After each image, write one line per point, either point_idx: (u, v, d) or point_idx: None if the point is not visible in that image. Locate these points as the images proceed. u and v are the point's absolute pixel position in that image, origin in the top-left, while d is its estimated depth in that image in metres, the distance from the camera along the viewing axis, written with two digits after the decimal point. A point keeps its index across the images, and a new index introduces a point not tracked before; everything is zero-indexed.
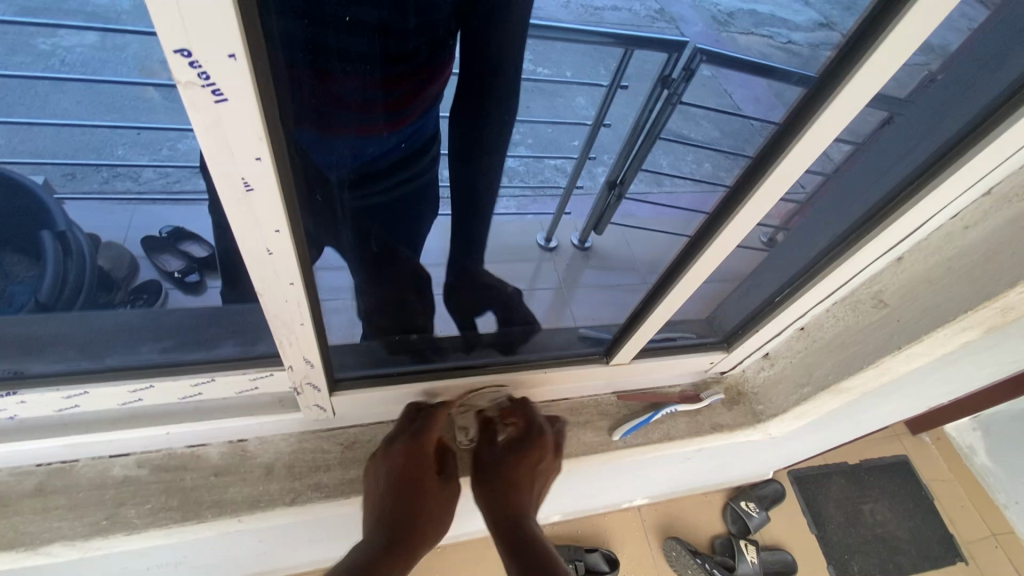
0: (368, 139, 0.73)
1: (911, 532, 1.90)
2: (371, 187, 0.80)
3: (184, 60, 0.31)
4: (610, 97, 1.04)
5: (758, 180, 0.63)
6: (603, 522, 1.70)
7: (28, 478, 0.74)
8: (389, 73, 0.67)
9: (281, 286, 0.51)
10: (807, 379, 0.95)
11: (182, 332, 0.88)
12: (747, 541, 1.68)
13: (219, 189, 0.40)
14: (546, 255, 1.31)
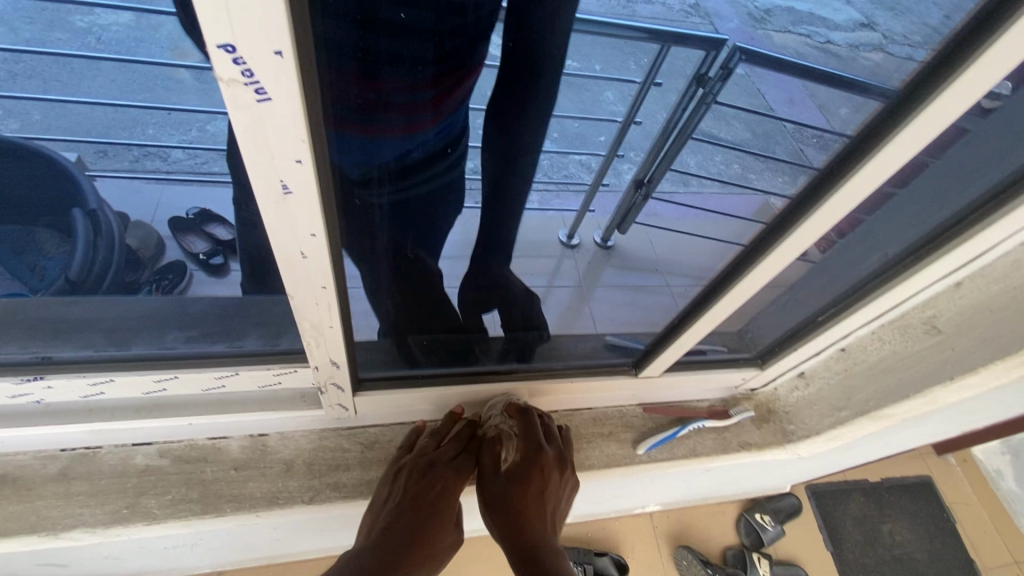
0: (407, 140, 0.71)
1: (930, 555, 1.85)
2: (405, 186, 0.78)
3: (228, 56, 0.29)
4: (642, 94, 1.00)
5: (823, 194, 0.59)
6: (613, 526, 1.68)
7: (52, 462, 0.74)
8: (435, 74, 0.64)
9: (313, 290, 0.49)
10: (845, 403, 0.91)
11: (207, 321, 0.87)
12: (760, 555, 1.65)
13: (255, 191, 0.38)
14: (568, 252, 1.28)
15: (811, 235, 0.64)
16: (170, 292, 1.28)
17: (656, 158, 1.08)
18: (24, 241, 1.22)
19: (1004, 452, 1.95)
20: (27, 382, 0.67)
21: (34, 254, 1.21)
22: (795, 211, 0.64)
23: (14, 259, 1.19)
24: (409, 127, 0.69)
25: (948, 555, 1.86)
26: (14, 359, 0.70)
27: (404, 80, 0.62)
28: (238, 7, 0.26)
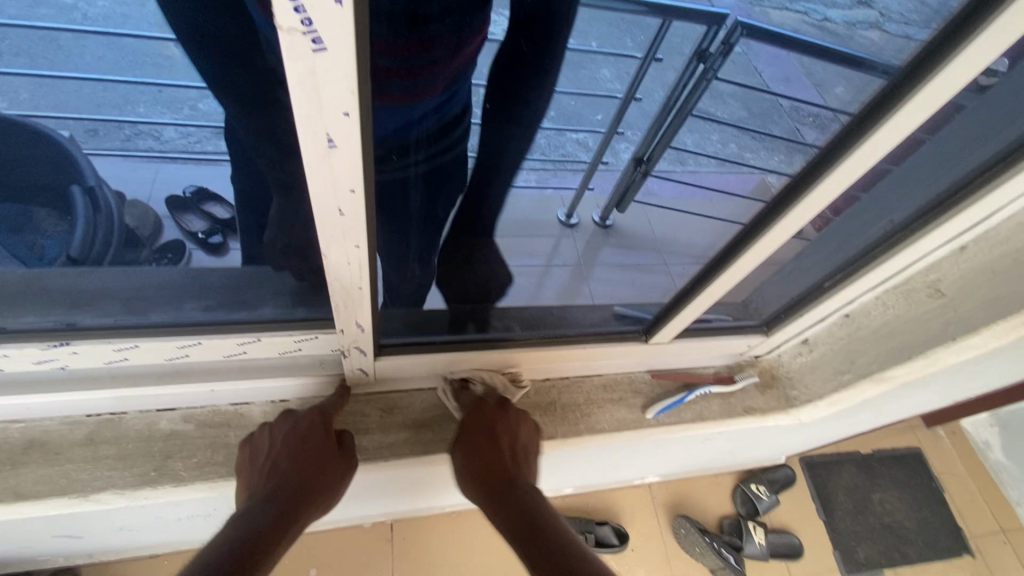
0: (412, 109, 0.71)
1: (920, 523, 1.91)
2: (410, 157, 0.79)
3: (289, 3, 0.29)
4: (643, 70, 0.96)
5: (832, 164, 0.60)
6: (613, 497, 1.73)
7: (78, 428, 0.75)
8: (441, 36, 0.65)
9: (347, 248, 0.51)
10: (847, 367, 0.94)
11: (223, 291, 0.88)
12: (756, 524, 1.71)
13: (302, 144, 0.39)
14: (566, 232, 1.31)
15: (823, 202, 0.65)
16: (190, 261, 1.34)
17: (655, 137, 1.08)
18: (21, 216, 1.17)
19: (993, 424, 2.02)
20: (53, 347, 0.68)
21: (31, 230, 1.16)
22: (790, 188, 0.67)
23: (11, 237, 1.13)
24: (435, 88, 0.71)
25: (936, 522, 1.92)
26: (43, 324, 0.71)
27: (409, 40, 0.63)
28: None
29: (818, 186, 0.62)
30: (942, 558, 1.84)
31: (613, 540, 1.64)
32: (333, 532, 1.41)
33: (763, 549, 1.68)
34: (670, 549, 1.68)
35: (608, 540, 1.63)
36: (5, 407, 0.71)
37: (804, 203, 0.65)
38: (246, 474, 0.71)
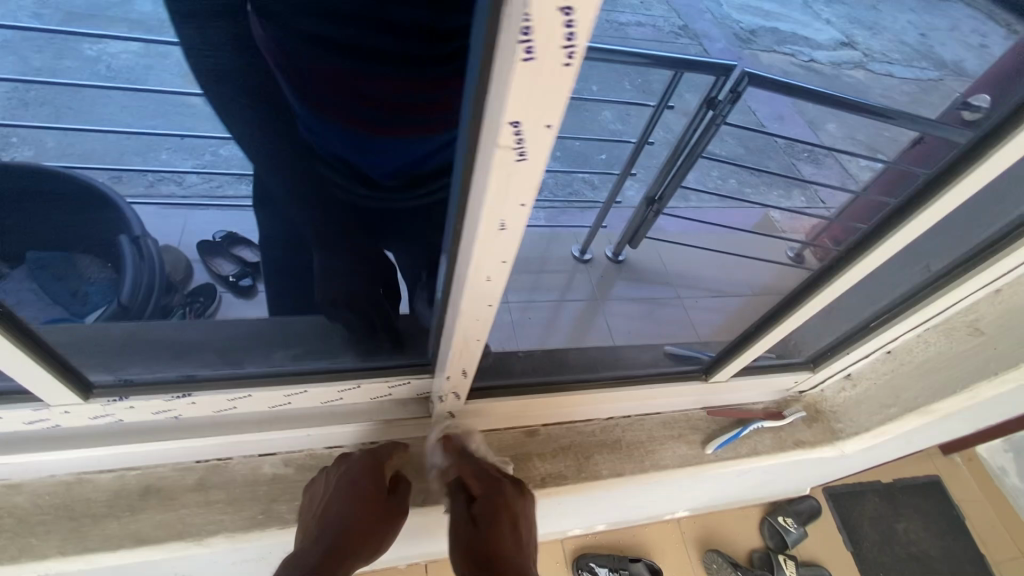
0: (419, 148, 0.83)
1: (943, 551, 1.94)
2: (414, 193, 0.91)
3: (511, 129, 0.37)
4: (656, 116, 1.12)
5: (895, 229, 0.68)
6: (643, 533, 1.75)
7: (189, 473, 0.80)
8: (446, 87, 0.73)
9: (481, 309, 0.57)
10: (893, 401, 1.00)
11: (310, 340, 0.95)
12: (786, 557, 1.71)
13: (476, 228, 0.46)
14: (580, 265, 1.58)
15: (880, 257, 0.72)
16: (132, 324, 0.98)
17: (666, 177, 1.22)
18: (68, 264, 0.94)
19: (1007, 450, 2.04)
20: (175, 398, 0.74)
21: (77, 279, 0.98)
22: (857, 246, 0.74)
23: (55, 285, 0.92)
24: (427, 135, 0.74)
25: (959, 551, 1.96)
26: (163, 375, 0.77)
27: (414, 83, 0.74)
28: (537, 95, 0.35)
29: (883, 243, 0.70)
30: None
31: None
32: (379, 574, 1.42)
33: None
34: None
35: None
36: (124, 456, 0.77)
37: (865, 261, 0.73)
38: (305, 518, 0.75)
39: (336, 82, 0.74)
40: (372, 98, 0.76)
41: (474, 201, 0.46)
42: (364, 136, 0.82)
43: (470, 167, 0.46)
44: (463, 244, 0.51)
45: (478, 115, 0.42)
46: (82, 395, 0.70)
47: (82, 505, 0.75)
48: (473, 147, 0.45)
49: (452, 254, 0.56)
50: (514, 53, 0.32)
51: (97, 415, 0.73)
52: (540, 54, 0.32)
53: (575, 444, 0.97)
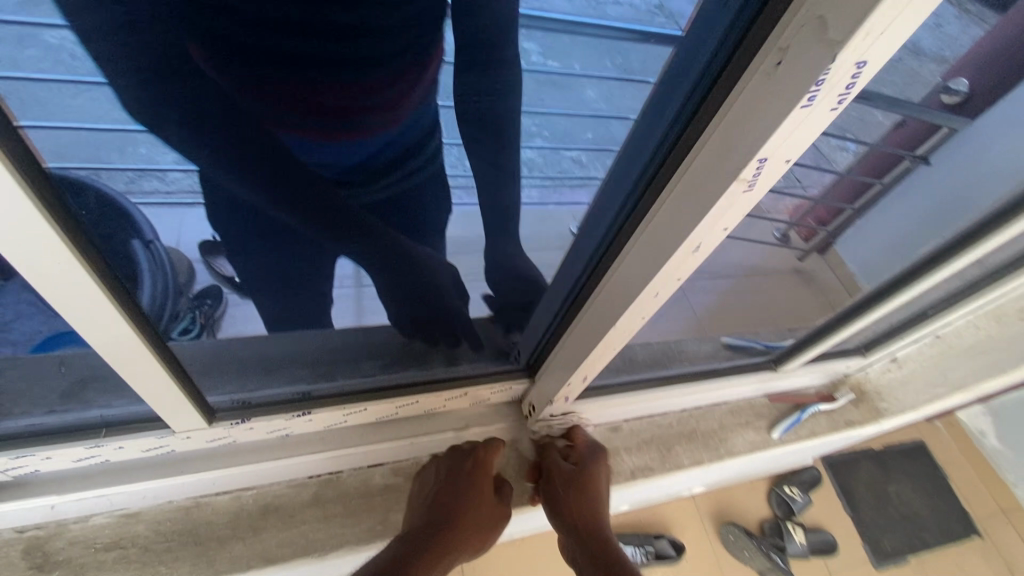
0: (377, 140, 0.65)
1: (931, 508, 1.78)
2: (373, 187, 0.72)
3: (755, 165, 0.39)
4: None
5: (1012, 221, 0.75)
6: (663, 509, 1.60)
7: (303, 489, 0.81)
8: (408, 67, 0.58)
9: (636, 319, 0.61)
10: (940, 380, 1.10)
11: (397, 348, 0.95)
12: (794, 524, 1.60)
13: (672, 249, 0.50)
14: None
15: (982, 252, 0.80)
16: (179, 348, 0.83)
17: None
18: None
19: None
20: (295, 417, 0.74)
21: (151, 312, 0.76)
22: (950, 247, 0.84)
23: None
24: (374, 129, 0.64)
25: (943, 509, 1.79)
26: (276, 393, 0.78)
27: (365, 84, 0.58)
28: (793, 137, 0.37)
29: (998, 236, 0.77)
30: (951, 544, 1.73)
31: (671, 552, 1.51)
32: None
33: (806, 548, 1.57)
34: (722, 566, 1.54)
35: (666, 552, 1.51)
36: (240, 477, 0.77)
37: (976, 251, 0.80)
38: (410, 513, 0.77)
39: (269, 101, 0.58)
40: (314, 105, 0.59)
41: (673, 223, 0.49)
42: (308, 146, 0.64)
43: (668, 189, 0.49)
44: (640, 261, 0.55)
45: (694, 142, 0.45)
46: (207, 421, 0.69)
47: (206, 528, 0.75)
48: (676, 171, 0.48)
49: (614, 264, 0.60)
50: (793, 101, 0.35)
51: (217, 438, 0.72)
52: (818, 101, 0.34)
53: (656, 437, 1.02)
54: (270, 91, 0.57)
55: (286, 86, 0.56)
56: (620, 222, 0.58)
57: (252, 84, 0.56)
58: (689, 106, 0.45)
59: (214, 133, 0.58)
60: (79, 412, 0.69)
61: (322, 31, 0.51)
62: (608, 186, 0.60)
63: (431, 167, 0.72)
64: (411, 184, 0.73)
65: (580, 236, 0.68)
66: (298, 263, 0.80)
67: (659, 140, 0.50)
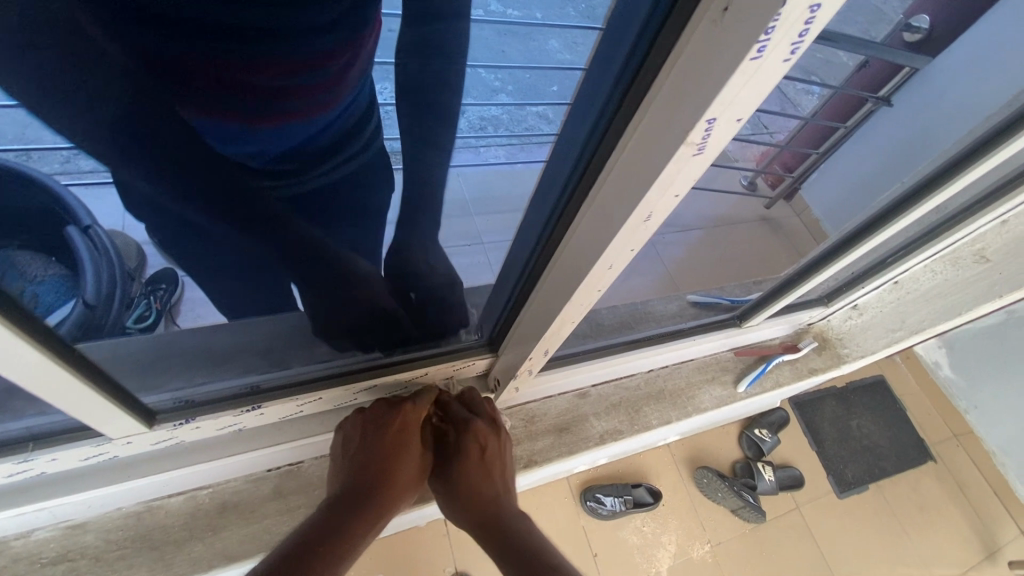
0: (307, 128, 0.60)
1: (890, 440, 1.83)
2: (304, 176, 0.68)
3: (704, 126, 0.36)
4: None
5: (970, 167, 0.74)
6: (637, 459, 1.59)
7: (263, 483, 0.81)
8: (340, 49, 0.53)
9: (591, 292, 0.59)
10: (899, 325, 1.12)
11: None
12: (764, 463, 1.62)
13: (623, 220, 0.46)
14: None
15: (936, 202, 0.80)
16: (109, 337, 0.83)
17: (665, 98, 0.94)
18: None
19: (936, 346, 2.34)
20: (245, 413, 0.72)
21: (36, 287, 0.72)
22: (908, 198, 0.83)
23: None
24: (304, 114, 0.59)
25: (905, 439, 1.85)
26: (222, 387, 0.73)
27: (293, 67, 0.52)
28: (744, 93, 0.34)
29: (953, 184, 0.76)
30: (911, 466, 1.80)
31: (648, 500, 1.51)
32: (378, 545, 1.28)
33: (775, 484, 1.59)
34: (696, 502, 1.56)
35: (644, 500, 1.51)
36: (193, 477, 0.75)
37: (934, 198, 0.79)
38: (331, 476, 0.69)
39: (185, 87, 0.50)
40: (236, 91, 0.52)
41: (624, 191, 0.45)
42: (232, 136, 0.58)
43: (616, 157, 0.46)
44: (594, 231, 0.52)
45: (643, 99, 0.41)
46: (147, 424, 0.64)
47: (160, 533, 0.75)
48: (626, 130, 0.44)
49: (570, 230, 0.57)
50: (740, 53, 0.31)
51: (161, 440, 0.68)
52: (769, 52, 0.31)
53: (625, 399, 1.03)
54: (184, 77, 0.49)
55: (203, 70, 0.49)
56: (570, 183, 0.55)
57: (162, 72, 0.48)
58: (634, 57, 0.41)
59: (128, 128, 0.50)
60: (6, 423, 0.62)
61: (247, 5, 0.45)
62: (561, 145, 0.56)
63: (365, 155, 0.69)
64: (341, 174, 0.70)
65: (534, 199, 0.64)
66: (220, 248, 0.73)
67: (607, 95, 0.46)
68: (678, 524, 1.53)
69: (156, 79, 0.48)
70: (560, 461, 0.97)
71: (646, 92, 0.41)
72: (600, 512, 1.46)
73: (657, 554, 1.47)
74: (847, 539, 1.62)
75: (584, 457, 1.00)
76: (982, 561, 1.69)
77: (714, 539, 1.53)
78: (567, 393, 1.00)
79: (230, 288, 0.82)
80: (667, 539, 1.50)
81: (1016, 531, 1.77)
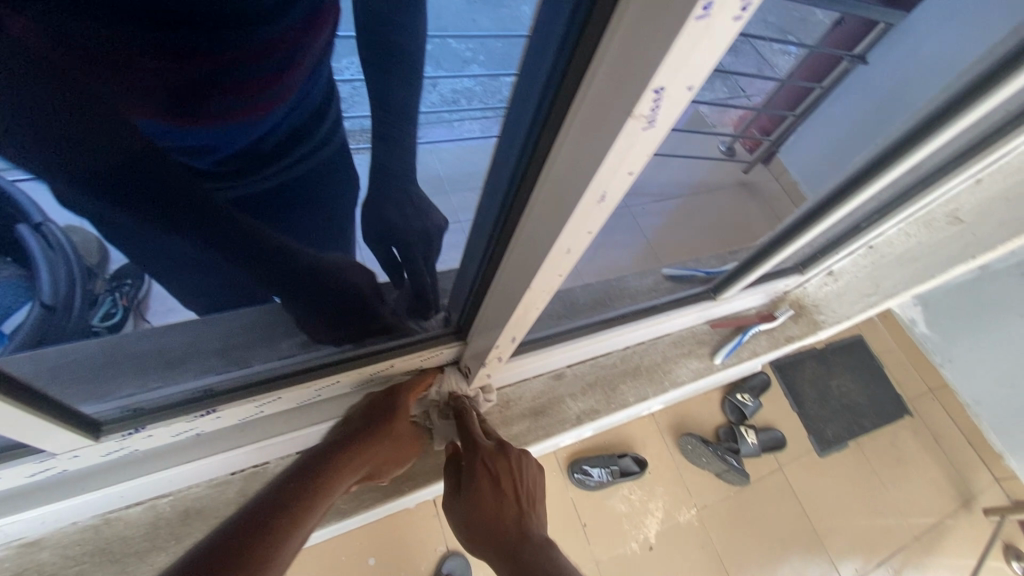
0: (258, 124, 0.57)
1: (869, 397, 1.85)
2: (252, 174, 0.64)
3: (652, 96, 0.32)
4: None
5: (944, 127, 0.71)
6: (622, 429, 1.59)
7: (228, 487, 0.81)
8: (292, 37, 0.50)
9: (551, 278, 0.56)
10: (874, 289, 1.13)
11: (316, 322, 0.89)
12: (747, 427, 1.63)
13: (575, 201, 0.43)
14: None
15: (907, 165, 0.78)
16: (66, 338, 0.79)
17: None
18: None
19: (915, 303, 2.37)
20: (198, 418, 0.69)
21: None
22: (878, 162, 0.81)
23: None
24: (255, 111, 0.55)
25: (885, 396, 1.88)
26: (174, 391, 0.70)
27: (244, 55, 0.49)
28: (693, 58, 0.30)
29: (928, 143, 0.74)
30: (890, 422, 1.83)
31: (634, 469, 1.51)
32: (359, 530, 1.24)
33: (758, 447, 1.60)
34: (681, 469, 1.57)
35: (630, 470, 1.51)
36: (151, 486, 0.73)
37: (907, 159, 0.77)
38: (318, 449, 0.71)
39: (126, 84, 0.46)
40: (182, 85, 0.48)
41: (576, 169, 0.42)
42: (179, 137, 0.54)
43: (563, 135, 0.43)
44: (548, 212, 0.48)
45: (589, 65, 0.38)
46: (91, 437, 0.62)
47: (121, 545, 0.75)
48: (572, 103, 0.41)
49: (525, 211, 0.53)
50: (683, 12, 0.27)
51: (111, 451, 0.66)
52: (716, 10, 0.27)
53: (601, 378, 1.03)
54: (125, 71, 0.45)
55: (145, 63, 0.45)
56: (521, 164, 0.52)
57: (99, 64, 0.44)
58: (575, 20, 0.37)
59: (51, 118, 0.46)
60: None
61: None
62: (511, 119, 0.52)
63: (318, 152, 0.67)
64: (297, 171, 0.67)
65: (489, 176, 0.60)
66: (169, 252, 0.69)
67: (551, 64, 0.42)
68: (665, 491, 1.54)
69: (93, 73, 0.44)
70: (536, 443, 0.96)
71: (589, 62, 0.38)
72: (588, 483, 1.46)
73: (645, 520, 1.49)
74: (829, 497, 1.65)
75: (562, 438, 1.00)
76: (958, 509, 1.75)
77: (699, 503, 1.55)
78: (542, 375, 0.98)
79: (187, 288, 0.78)
80: (655, 505, 1.51)
81: (990, 478, 1.83)
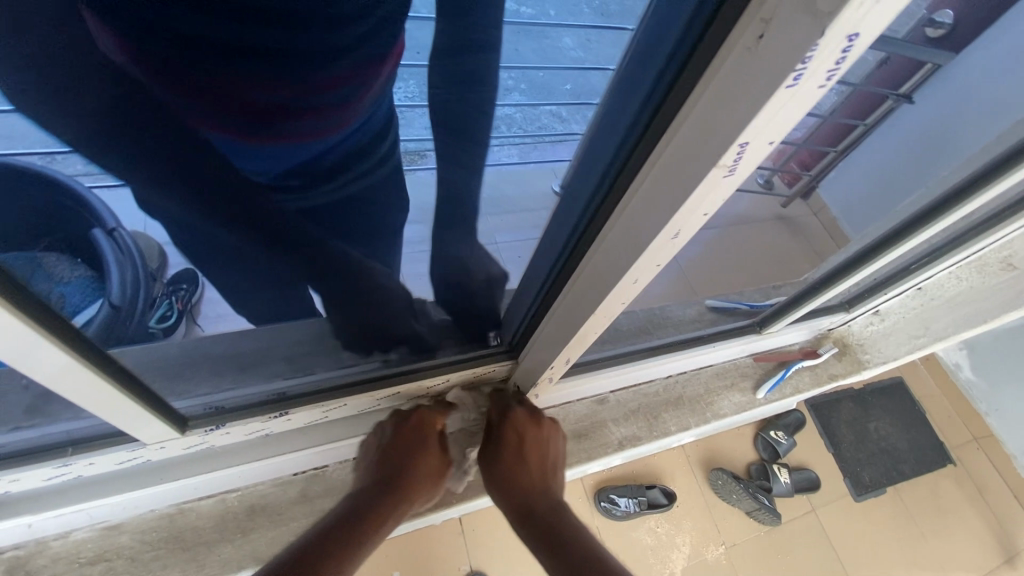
0: (318, 145, 0.61)
1: (910, 442, 1.80)
2: (315, 191, 0.68)
3: (736, 150, 0.36)
4: None
5: (998, 179, 0.73)
6: (652, 459, 1.58)
7: (290, 487, 0.86)
8: (350, 70, 0.53)
9: (614, 306, 0.60)
10: (922, 332, 1.13)
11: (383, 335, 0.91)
12: (780, 465, 1.61)
13: (652, 238, 0.47)
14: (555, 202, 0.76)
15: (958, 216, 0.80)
16: (125, 342, 0.78)
17: None
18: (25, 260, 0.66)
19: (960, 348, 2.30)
20: (272, 419, 0.74)
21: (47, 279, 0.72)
22: (931, 209, 0.82)
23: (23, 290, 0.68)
24: (312, 135, 0.59)
25: (927, 442, 1.82)
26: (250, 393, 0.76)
27: (302, 86, 0.53)
28: (778, 117, 0.34)
29: (980, 195, 0.75)
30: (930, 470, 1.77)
31: (663, 501, 1.50)
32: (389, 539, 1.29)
33: (790, 486, 1.57)
34: (710, 505, 1.55)
35: (659, 501, 1.50)
36: (224, 481, 0.79)
37: (958, 210, 0.78)
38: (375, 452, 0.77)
39: (197, 103, 0.51)
40: (251, 107, 0.53)
41: (656, 206, 0.45)
42: (244, 154, 0.58)
43: (641, 176, 0.47)
44: (620, 246, 0.52)
45: (673, 120, 0.42)
46: (178, 430, 0.67)
47: (192, 534, 0.80)
48: (661, 140, 0.44)
49: (595, 241, 0.57)
50: (775, 81, 0.31)
51: (192, 444, 0.71)
52: (804, 79, 0.31)
53: (642, 406, 1.05)
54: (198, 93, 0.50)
55: (216, 84, 0.50)
56: (594, 201, 0.56)
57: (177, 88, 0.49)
58: (672, 62, 0.41)
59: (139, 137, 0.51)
60: (4, 437, 0.63)
61: (259, 22, 0.46)
62: (591, 148, 0.55)
63: (379, 165, 0.69)
64: (356, 185, 0.69)
65: (558, 210, 0.64)
66: (258, 268, 0.77)
67: (642, 100, 0.45)
68: (693, 526, 1.52)
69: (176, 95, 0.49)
70: (578, 465, 0.98)
71: (672, 118, 0.42)
72: (614, 512, 1.45)
73: (672, 555, 1.47)
74: (865, 544, 1.60)
75: (603, 462, 1.02)
76: (1002, 565, 1.67)
77: (728, 541, 1.52)
78: (585, 398, 1.01)
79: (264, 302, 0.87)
80: (682, 540, 1.49)
81: None
